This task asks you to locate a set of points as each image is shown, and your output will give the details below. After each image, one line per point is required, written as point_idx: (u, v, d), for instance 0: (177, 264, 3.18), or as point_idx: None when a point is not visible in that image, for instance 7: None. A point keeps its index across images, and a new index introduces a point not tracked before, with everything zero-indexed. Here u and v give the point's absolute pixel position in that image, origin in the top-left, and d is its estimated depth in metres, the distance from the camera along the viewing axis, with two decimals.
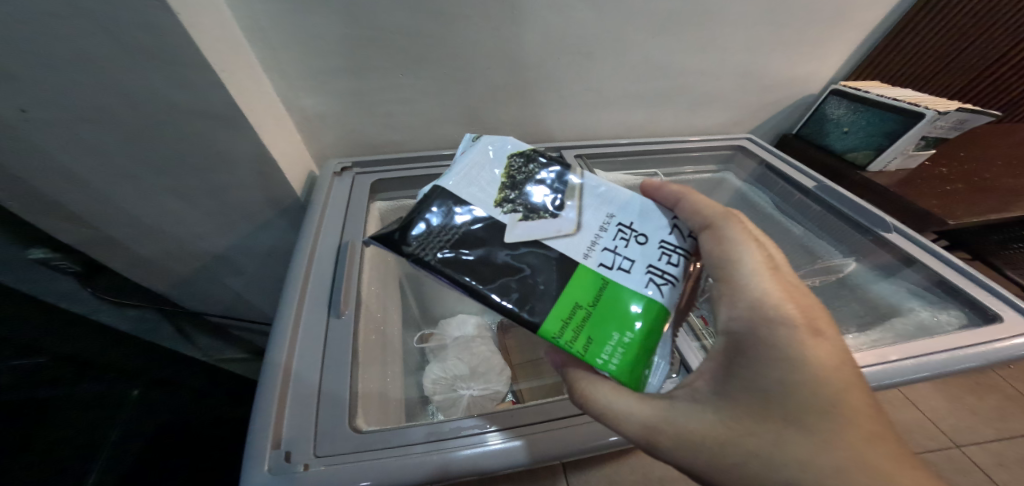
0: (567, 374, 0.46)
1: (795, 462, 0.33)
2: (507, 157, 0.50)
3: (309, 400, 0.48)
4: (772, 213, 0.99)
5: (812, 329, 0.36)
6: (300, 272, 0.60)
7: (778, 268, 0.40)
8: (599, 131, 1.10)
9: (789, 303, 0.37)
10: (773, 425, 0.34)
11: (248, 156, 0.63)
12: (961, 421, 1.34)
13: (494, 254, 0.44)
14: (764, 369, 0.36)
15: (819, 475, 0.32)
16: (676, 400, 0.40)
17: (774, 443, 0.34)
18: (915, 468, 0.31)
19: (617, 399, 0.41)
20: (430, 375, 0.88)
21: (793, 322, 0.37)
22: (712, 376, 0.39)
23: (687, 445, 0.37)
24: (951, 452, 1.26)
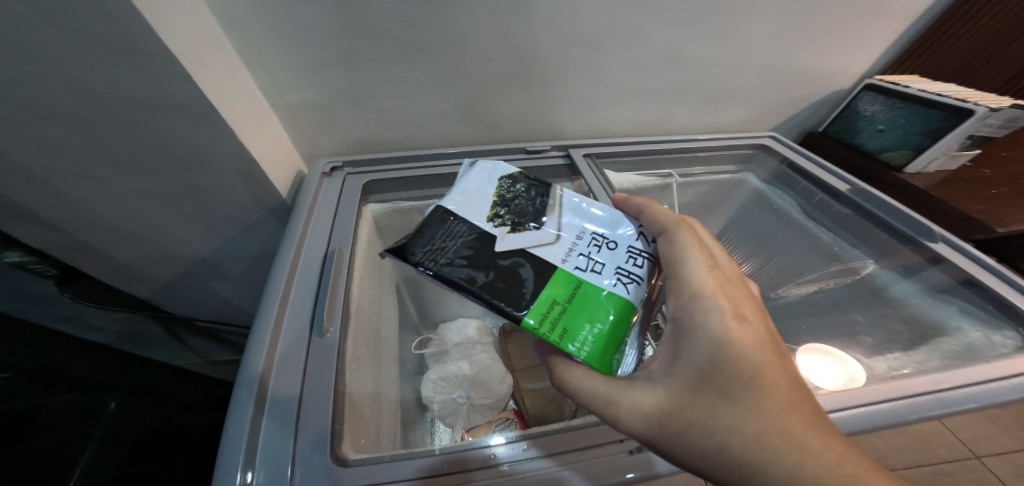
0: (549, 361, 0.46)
1: (727, 430, 0.35)
2: (498, 179, 0.51)
3: (285, 437, 0.41)
4: (800, 220, 0.90)
5: (738, 314, 0.38)
6: (278, 286, 0.52)
7: (716, 264, 0.42)
8: (609, 128, 1.03)
9: (722, 293, 0.39)
10: (709, 397, 0.36)
11: (226, 156, 0.59)
12: (981, 431, 1.25)
13: (489, 260, 0.44)
14: (701, 350, 0.38)
15: (743, 441, 0.34)
16: (634, 380, 0.40)
17: (709, 413, 0.36)
18: (825, 430, 0.34)
19: (586, 381, 0.41)
20: (427, 385, 0.82)
21: (725, 309, 0.38)
22: (664, 358, 0.40)
23: (638, 417, 0.39)
24: (970, 463, 1.17)
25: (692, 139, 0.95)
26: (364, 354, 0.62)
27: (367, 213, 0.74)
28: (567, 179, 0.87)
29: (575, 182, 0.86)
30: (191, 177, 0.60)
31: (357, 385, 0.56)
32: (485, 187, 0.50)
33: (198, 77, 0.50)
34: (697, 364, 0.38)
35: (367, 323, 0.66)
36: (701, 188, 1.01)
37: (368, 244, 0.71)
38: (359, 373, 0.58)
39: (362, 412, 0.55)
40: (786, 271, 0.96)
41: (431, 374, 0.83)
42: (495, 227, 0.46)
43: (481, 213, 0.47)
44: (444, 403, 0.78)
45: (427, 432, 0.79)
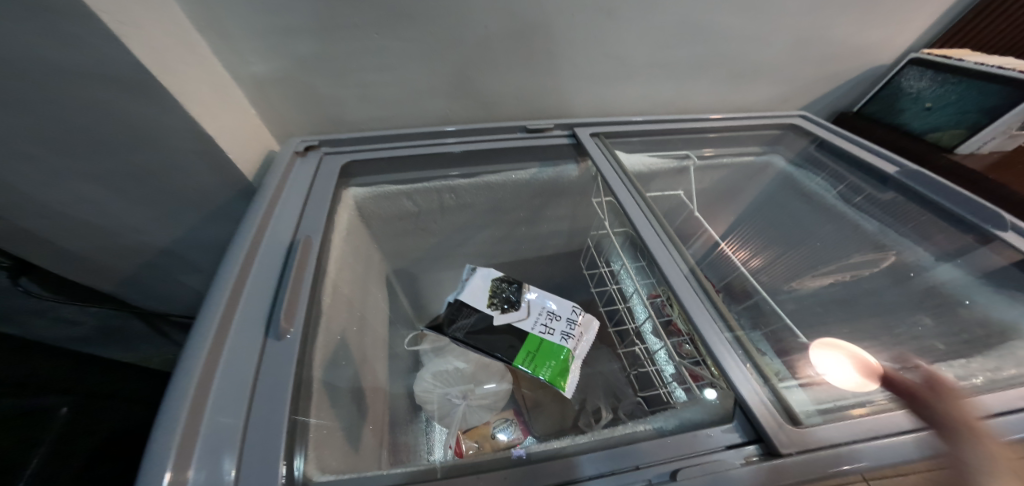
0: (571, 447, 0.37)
1: None
2: (492, 281, 0.60)
3: (222, 469, 0.30)
4: (839, 209, 0.77)
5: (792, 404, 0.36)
6: (230, 278, 0.41)
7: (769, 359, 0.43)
8: (620, 108, 0.93)
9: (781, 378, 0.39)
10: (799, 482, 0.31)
11: (180, 134, 0.53)
12: None
13: (490, 332, 0.56)
14: (795, 438, 0.33)
15: None
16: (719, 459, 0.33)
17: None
18: None
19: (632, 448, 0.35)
20: (421, 384, 0.67)
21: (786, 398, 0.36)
22: (742, 445, 0.34)
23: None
24: None
25: (702, 119, 0.86)
26: (342, 357, 0.53)
27: (347, 199, 0.66)
28: (572, 162, 0.77)
29: (581, 164, 0.77)
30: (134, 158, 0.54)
31: (330, 395, 0.47)
32: (483, 290, 0.59)
33: (128, 39, 0.44)
34: (784, 450, 0.33)
35: (348, 320, 0.57)
36: (720, 172, 0.89)
37: (347, 232, 0.63)
38: (332, 379, 0.48)
39: (333, 428, 0.45)
40: (804, 268, 0.79)
41: (425, 372, 0.68)
42: (490, 310, 0.57)
43: (480, 300, 0.58)
44: (438, 403, 0.64)
45: (421, 435, 0.65)
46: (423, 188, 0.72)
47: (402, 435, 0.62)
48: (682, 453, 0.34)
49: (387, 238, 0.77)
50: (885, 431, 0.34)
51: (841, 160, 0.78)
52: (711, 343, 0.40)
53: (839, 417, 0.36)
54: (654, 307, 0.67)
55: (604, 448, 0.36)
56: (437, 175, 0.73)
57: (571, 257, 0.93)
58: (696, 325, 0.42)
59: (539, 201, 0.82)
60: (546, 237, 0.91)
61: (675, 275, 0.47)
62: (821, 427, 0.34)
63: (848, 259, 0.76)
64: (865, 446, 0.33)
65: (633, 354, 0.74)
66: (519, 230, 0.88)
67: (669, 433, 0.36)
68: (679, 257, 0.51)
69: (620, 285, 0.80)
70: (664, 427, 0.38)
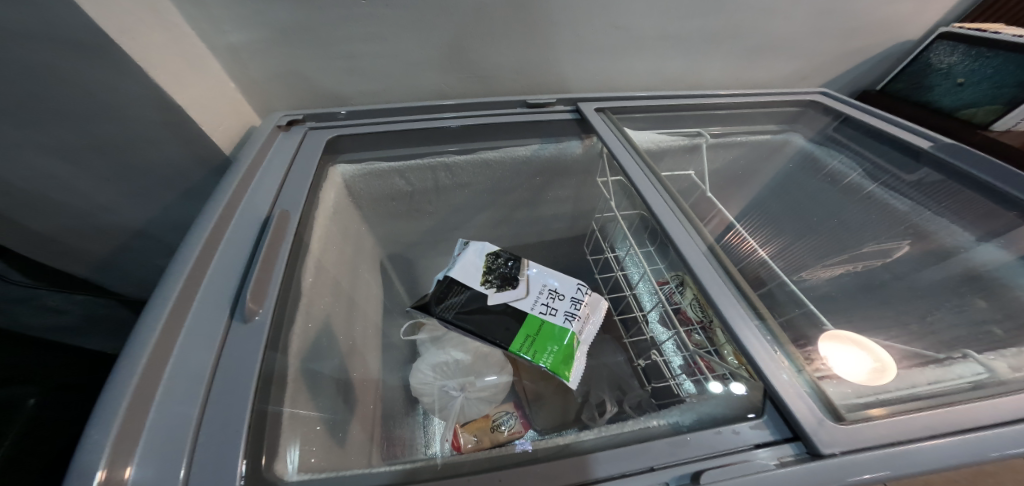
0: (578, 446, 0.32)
1: None
2: (487, 256, 0.55)
3: (169, 466, 0.26)
4: (868, 188, 0.71)
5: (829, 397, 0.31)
6: (193, 255, 0.37)
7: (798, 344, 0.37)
8: (626, 85, 0.87)
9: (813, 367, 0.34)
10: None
11: (135, 100, 0.49)
12: None
13: (484, 311, 0.51)
14: (835, 436, 0.28)
15: None
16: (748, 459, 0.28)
17: None
18: None
19: (649, 446, 0.30)
20: (416, 376, 0.61)
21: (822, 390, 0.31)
22: (777, 444, 0.29)
23: None
24: None
25: (711, 95, 0.80)
26: (325, 344, 0.48)
27: (335, 176, 0.61)
28: (576, 138, 0.71)
29: (586, 140, 0.71)
30: (94, 127, 0.50)
31: (309, 384, 0.42)
32: (478, 266, 0.54)
33: None
34: (824, 450, 0.28)
35: (333, 305, 0.53)
36: (734, 152, 0.83)
37: (335, 211, 0.58)
38: (313, 366, 0.44)
39: (312, 420, 0.41)
40: (826, 243, 0.68)
41: (420, 363, 0.62)
42: (485, 288, 0.52)
43: (474, 278, 0.53)
44: (436, 396, 0.58)
45: (419, 429, 0.58)
46: (417, 165, 0.66)
47: (398, 428, 0.57)
48: (705, 452, 0.29)
49: (380, 220, 0.72)
50: (942, 430, 0.30)
51: (871, 137, 0.72)
52: (735, 326, 0.35)
53: (876, 415, 0.30)
54: (664, 294, 0.64)
55: (615, 446, 0.31)
56: (432, 151, 0.66)
57: (574, 242, 0.88)
58: (717, 306, 0.37)
59: (540, 181, 0.76)
60: (548, 220, 0.86)
61: (690, 251, 0.43)
62: (870, 424, 0.29)
63: (869, 236, 0.66)
64: (910, 453, 0.28)
65: (641, 342, 0.68)
66: (519, 213, 0.83)
67: (688, 429, 0.31)
68: (694, 233, 0.46)
69: (627, 272, 0.75)
70: (681, 422, 0.33)
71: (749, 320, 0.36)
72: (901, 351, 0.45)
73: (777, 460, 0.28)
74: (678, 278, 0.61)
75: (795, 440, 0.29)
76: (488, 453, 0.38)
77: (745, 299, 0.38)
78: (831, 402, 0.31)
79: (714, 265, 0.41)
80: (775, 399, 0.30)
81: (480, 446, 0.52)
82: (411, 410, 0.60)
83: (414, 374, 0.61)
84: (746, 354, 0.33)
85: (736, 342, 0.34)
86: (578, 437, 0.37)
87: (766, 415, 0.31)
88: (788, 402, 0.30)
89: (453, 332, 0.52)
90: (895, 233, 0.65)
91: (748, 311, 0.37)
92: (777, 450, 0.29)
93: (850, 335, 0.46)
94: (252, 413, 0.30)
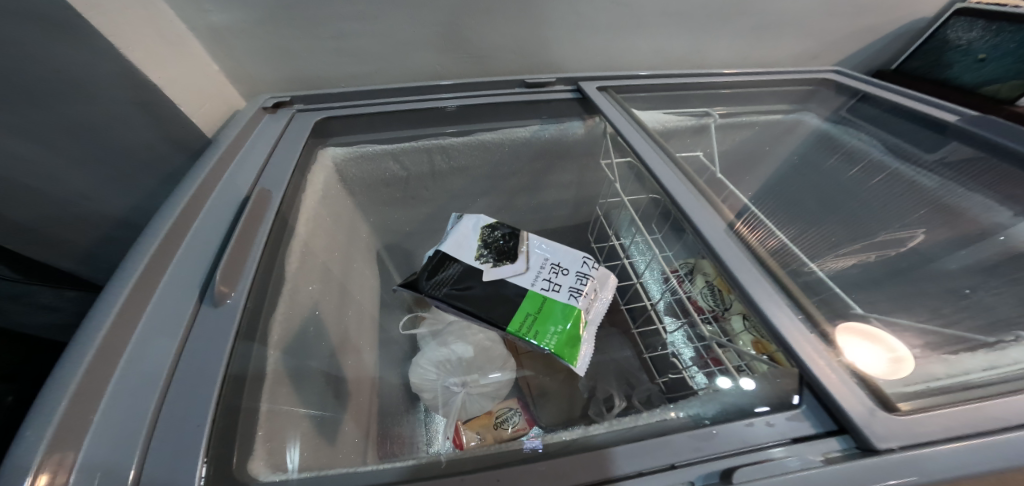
0: (588, 444, 0.29)
1: None
2: (482, 231, 0.52)
3: (119, 466, 0.23)
4: (892, 167, 0.64)
5: (876, 387, 0.27)
6: (159, 234, 0.33)
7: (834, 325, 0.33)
8: (628, 65, 0.83)
9: (853, 351, 0.30)
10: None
11: (105, 79, 0.46)
12: None
13: (481, 288, 0.47)
14: (889, 431, 0.25)
15: None
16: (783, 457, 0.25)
17: None
18: None
19: (667, 440, 0.27)
20: (415, 372, 0.57)
21: (869, 378, 0.28)
22: (812, 436, 0.26)
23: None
24: None
25: (713, 74, 0.76)
26: (313, 333, 0.45)
27: (326, 159, 0.57)
28: (577, 118, 0.68)
29: (588, 121, 0.67)
30: (64, 109, 0.47)
31: (294, 374, 0.39)
32: (473, 240, 0.51)
33: None
34: (878, 446, 0.24)
35: (322, 293, 0.49)
36: (743, 133, 0.77)
37: (325, 196, 0.55)
38: (298, 356, 0.41)
39: (297, 413, 0.38)
40: (852, 226, 0.61)
41: (419, 358, 0.58)
42: (480, 263, 0.49)
43: (468, 253, 0.49)
44: (437, 392, 0.54)
45: (420, 426, 0.54)
46: (411, 148, 0.63)
47: (396, 426, 0.53)
48: (734, 446, 0.26)
49: (373, 208, 0.68)
50: (1011, 422, 0.26)
51: (893, 114, 0.68)
52: (764, 306, 0.31)
53: (939, 403, 0.27)
54: (672, 283, 0.60)
55: (631, 441, 0.27)
56: (426, 132, 0.63)
57: (577, 231, 0.84)
58: (743, 286, 0.33)
59: (541, 164, 0.73)
60: (550, 207, 0.82)
61: (709, 228, 0.39)
62: (928, 415, 0.25)
63: (896, 223, 0.60)
64: (970, 449, 0.24)
65: (651, 334, 0.64)
66: (520, 200, 0.79)
67: (711, 421, 0.28)
68: (711, 209, 0.42)
69: (632, 260, 0.71)
70: (703, 414, 0.29)
71: (780, 299, 0.32)
72: (937, 335, 0.41)
73: (822, 457, 0.24)
74: (688, 266, 0.55)
75: (840, 433, 0.25)
76: (489, 449, 0.36)
77: (773, 278, 0.34)
78: (879, 391, 0.27)
79: (735, 243, 0.38)
80: (816, 387, 0.27)
81: (484, 442, 0.49)
82: (412, 407, 0.57)
83: (413, 370, 0.57)
84: (779, 337, 0.30)
85: (767, 324, 0.30)
86: (587, 432, 0.34)
87: (803, 404, 0.27)
88: (832, 390, 0.26)
89: (446, 313, 0.48)
90: (905, 223, 0.59)
91: (777, 291, 0.33)
92: (820, 444, 0.25)
93: (882, 321, 0.41)
94: (218, 406, 0.27)
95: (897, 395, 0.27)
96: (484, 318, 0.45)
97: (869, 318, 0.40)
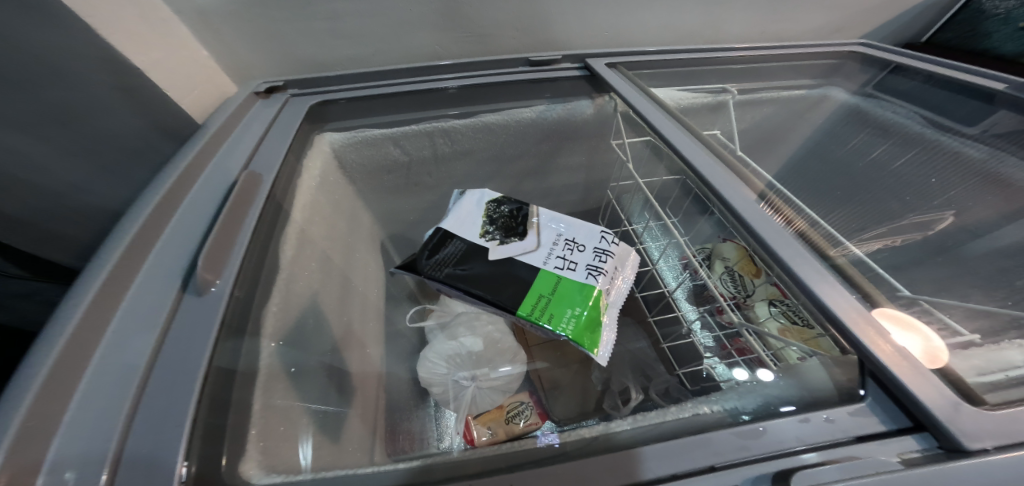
0: (615, 445, 0.26)
1: None
2: (487, 207, 0.49)
3: (88, 469, 0.21)
4: (932, 140, 0.57)
5: (957, 378, 0.24)
6: (138, 221, 0.31)
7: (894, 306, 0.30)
8: (638, 42, 0.78)
9: (918, 333, 0.27)
10: None
11: (86, 62, 0.44)
12: None
13: (488, 268, 0.44)
14: (980, 428, 0.21)
15: None
16: (841, 452, 0.22)
17: None
18: None
19: (706, 439, 0.23)
20: (423, 366, 0.54)
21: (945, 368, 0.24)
22: (880, 433, 0.22)
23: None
24: None
25: (724, 50, 0.71)
26: (311, 324, 0.42)
27: (322, 144, 0.55)
28: (586, 97, 0.64)
29: (598, 99, 0.63)
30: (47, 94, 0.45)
31: (290, 368, 0.37)
32: (475, 216, 0.48)
33: None
34: (971, 446, 0.21)
35: (321, 282, 0.47)
36: (765, 109, 0.69)
37: (322, 183, 0.52)
38: (295, 348, 0.38)
39: (293, 407, 0.35)
40: (879, 208, 0.55)
41: (428, 351, 0.55)
42: (485, 240, 0.46)
43: (471, 230, 0.47)
44: (448, 387, 0.52)
45: (431, 421, 0.51)
46: (413, 131, 0.59)
47: (405, 421, 0.50)
48: (789, 445, 0.23)
49: (376, 196, 0.65)
50: None
51: (931, 85, 0.61)
52: (813, 285, 0.28)
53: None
54: (687, 271, 0.59)
55: (665, 439, 0.25)
56: (426, 116, 0.60)
57: (588, 217, 0.80)
58: (785, 262, 0.30)
59: (549, 146, 0.69)
60: (559, 191, 0.78)
61: (741, 201, 0.36)
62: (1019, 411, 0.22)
63: (928, 202, 0.54)
64: None
65: (669, 323, 0.59)
66: (527, 185, 0.75)
67: (750, 418, 0.25)
68: (741, 180, 0.39)
69: (644, 246, 0.68)
70: (741, 409, 0.26)
71: (828, 275, 0.29)
72: (994, 318, 0.37)
73: (899, 458, 0.21)
74: (705, 253, 0.57)
75: (918, 431, 0.22)
76: (498, 448, 0.33)
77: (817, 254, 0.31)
78: (958, 381, 0.24)
79: (772, 216, 0.34)
80: (884, 376, 0.23)
81: (497, 438, 0.46)
82: (420, 402, 0.54)
83: (421, 365, 0.54)
84: (833, 318, 0.26)
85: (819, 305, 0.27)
86: (608, 428, 0.31)
87: (869, 396, 0.24)
88: (903, 378, 0.23)
89: (449, 295, 0.45)
90: (939, 203, 0.54)
91: (823, 267, 0.29)
92: (895, 444, 0.22)
93: (934, 304, 0.37)
94: (200, 401, 0.25)
95: (976, 388, 0.24)
96: (491, 301, 0.42)
97: (916, 302, 0.35)
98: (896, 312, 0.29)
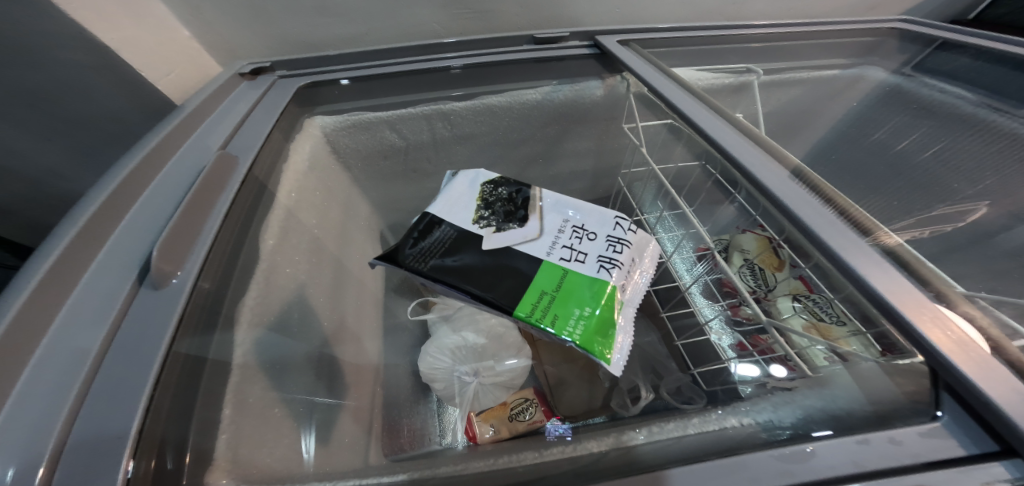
0: (626, 466, 0.23)
1: None
2: (480, 190, 0.46)
3: (22, 465, 0.19)
4: (980, 124, 0.52)
5: None
6: (94, 204, 0.29)
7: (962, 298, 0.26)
8: (655, 17, 0.71)
9: (992, 327, 0.23)
10: None
11: (54, 40, 0.41)
12: None
13: (482, 259, 0.40)
14: None
15: None
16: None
17: None
18: None
19: (730, 460, 0.21)
20: (425, 361, 0.49)
21: None
22: (955, 465, 0.20)
23: None
24: None
25: (748, 26, 0.65)
26: (297, 318, 0.40)
27: (312, 128, 0.51)
28: (595, 78, 0.59)
29: (608, 80, 0.59)
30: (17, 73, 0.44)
31: (268, 363, 0.34)
32: (467, 200, 0.45)
33: None
34: None
35: (309, 273, 0.44)
36: (792, 91, 0.63)
37: (312, 168, 0.49)
38: (273, 341, 0.35)
39: (269, 407, 0.32)
40: (918, 188, 0.49)
41: (428, 346, 0.50)
42: (479, 227, 0.43)
43: (463, 217, 0.44)
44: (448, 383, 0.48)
45: (432, 417, 0.49)
46: (409, 115, 0.56)
47: (405, 418, 0.48)
48: (842, 472, 0.20)
49: (372, 184, 0.61)
50: None
51: (981, 62, 0.55)
52: (870, 278, 0.25)
53: None
54: (706, 263, 0.54)
55: (691, 461, 0.22)
56: (424, 98, 0.56)
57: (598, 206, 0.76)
58: (832, 249, 0.27)
59: (555, 129, 0.64)
60: (567, 178, 0.74)
61: (776, 182, 0.32)
62: None
63: (965, 190, 0.48)
64: None
65: (682, 317, 0.54)
66: (534, 170, 0.70)
67: (789, 437, 0.23)
68: (773, 157, 0.35)
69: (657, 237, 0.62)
70: (778, 424, 0.24)
71: (878, 259, 0.26)
72: None
73: None
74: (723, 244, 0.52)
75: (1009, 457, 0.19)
76: (497, 461, 0.30)
77: (867, 239, 0.27)
78: None
79: (812, 195, 0.31)
80: (965, 390, 0.20)
81: (501, 435, 0.45)
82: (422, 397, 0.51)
83: (420, 361, 0.50)
84: (893, 316, 0.23)
85: (873, 296, 0.24)
86: (621, 441, 0.27)
87: (946, 416, 0.21)
88: (989, 392, 0.20)
89: (439, 292, 0.40)
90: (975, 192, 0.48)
91: (871, 251, 0.26)
92: (979, 472, 0.19)
93: (1000, 302, 0.32)
94: (150, 399, 0.23)
95: None
96: (487, 295, 0.38)
97: (974, 297, 0.29)
98: (968, 307, 0.24)
